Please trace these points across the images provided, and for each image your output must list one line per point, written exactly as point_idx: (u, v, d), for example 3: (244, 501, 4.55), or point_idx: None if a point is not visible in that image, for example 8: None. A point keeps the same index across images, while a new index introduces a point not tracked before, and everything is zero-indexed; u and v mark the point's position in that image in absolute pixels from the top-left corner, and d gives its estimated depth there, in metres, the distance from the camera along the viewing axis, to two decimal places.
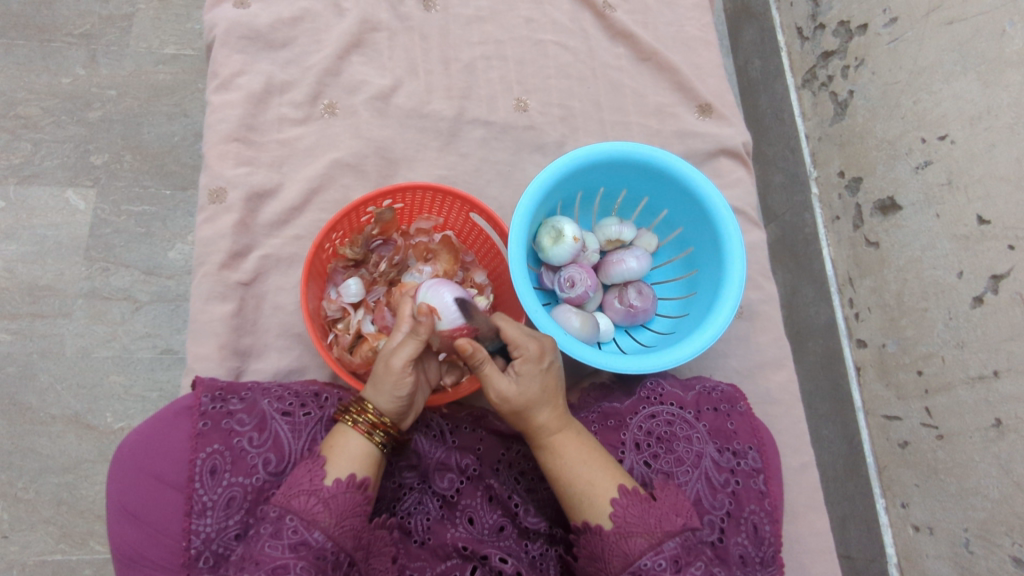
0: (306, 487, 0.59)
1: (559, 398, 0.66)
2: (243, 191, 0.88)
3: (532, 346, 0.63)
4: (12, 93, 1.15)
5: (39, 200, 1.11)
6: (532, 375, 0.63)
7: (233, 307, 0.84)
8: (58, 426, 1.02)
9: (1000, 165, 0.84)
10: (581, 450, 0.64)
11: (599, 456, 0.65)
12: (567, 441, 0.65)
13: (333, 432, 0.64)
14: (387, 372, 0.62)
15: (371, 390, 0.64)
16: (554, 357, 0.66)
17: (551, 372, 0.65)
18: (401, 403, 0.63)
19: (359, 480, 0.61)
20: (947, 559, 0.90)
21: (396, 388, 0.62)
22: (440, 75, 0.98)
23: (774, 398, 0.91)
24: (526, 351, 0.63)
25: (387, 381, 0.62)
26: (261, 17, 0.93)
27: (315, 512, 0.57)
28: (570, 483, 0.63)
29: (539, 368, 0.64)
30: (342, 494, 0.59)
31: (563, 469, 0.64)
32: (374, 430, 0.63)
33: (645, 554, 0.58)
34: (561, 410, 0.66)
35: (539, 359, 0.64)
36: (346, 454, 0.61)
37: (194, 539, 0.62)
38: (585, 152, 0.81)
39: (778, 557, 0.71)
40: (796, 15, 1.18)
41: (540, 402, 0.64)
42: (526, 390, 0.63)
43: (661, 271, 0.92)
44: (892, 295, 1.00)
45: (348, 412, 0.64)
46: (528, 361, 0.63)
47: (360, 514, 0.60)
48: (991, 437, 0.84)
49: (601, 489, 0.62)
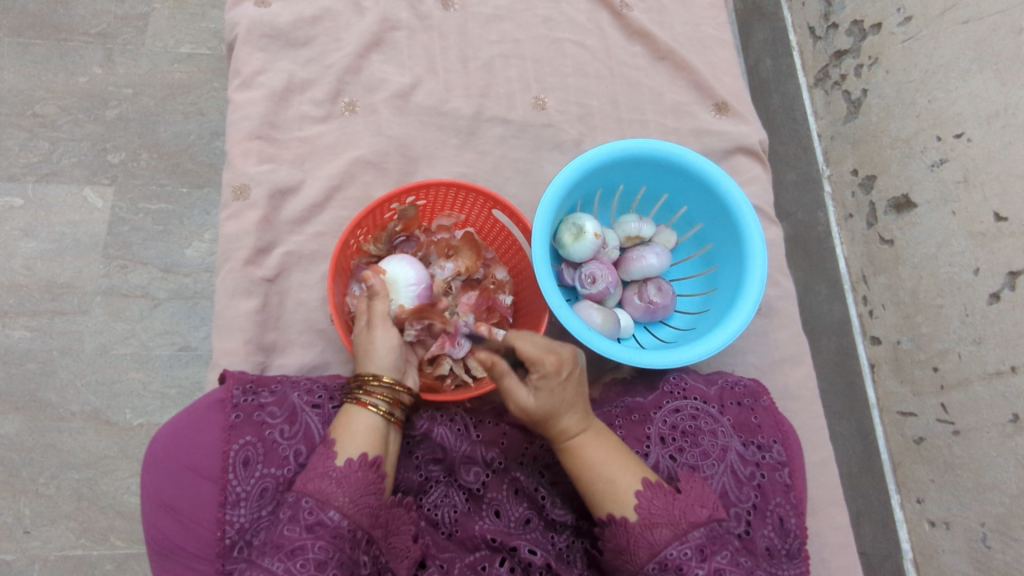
0: (320, 470, 0.59)
1: (582, 402, 0.65)
2: (266, 188, 0.88)
3: (550, 361, 0.61)
4: (30, 92, 1.16)
5: (58, 198, 1.12)
6: (551, 391, 0.62)
7: (257, 303, 0.85)
8: (78, 423, 1.02)
9: (1017, 162, 0.84)
10: (604, 450, 0.65)
11: (621, 455, 0.65)
12: (589, 442, 0.65)
13: (342, 413, 0.65)
14: (373, 329, 0.68)
15: (362, 362, 0.67)
16: (574, 367, 0.63)
17: (571, 383, 0.63)
18: (396, 353, 0.67)
19: (371, 459, 0.61)
20: (964, 554, 0.91)
21: (387, 341, 0.67)
22: (459, 74, 0.99)
23: (792, 393, 0.92)
24: (545, 368, 0.61)
25: (377, 336, 0.67)
26: (282, 16, 0.94)
27: (329, 492, 0.58)
28: (591, 482, 0.64)
29: (556, 382, 0.62)
30: (354, 473, 0.59)
31: (583, 468, 0.64)
32: (380, 398, 0.65)
33: (671, 543, 0.59)
34: (583, 413, 0.65)
35: (558, 373, 0.62)
36: (352, 432, 0.62)
37: (229, 529, 0.62)
38: (608, 149, 0.82)
39: (804, 550, 0.71)
40: (809, 14, 1.19)
41: (562, 411, 0.63)
42: (545, 404, 0.63)
43: (680, 268, 0.93)
44: (907, 291, 1.01)
45: (352, 393, 0.65)
46: (546, 378, 0.62)
47: (375, 493, 0.60)
48: (1008, 433, 0.85)
49: (623, 486, 0.63)
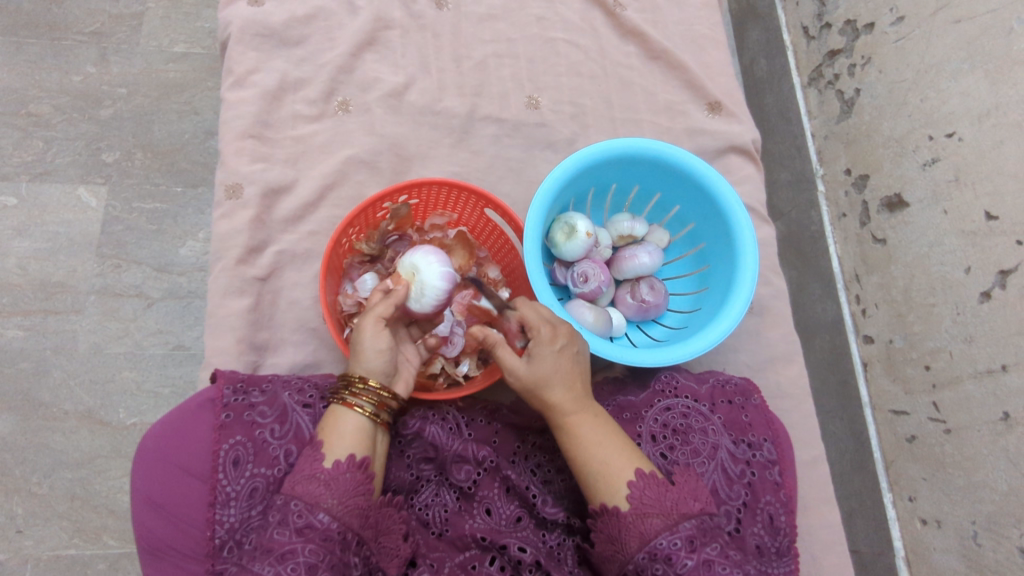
0: (307, 472, 0.59)
1: (574, 380, 0.67)
2: (259, 187, 0.88)
3: (545, 328, 0.67)
4: (24, 91, 1.16)
5: (51, 198, 1.12)
6: (544, 356, 0.66)
7: (250, 302, 0.84)
8: (71, 422, 1.02)
9: (1008, 162, 0.85)
10: (597, 431, 0.65)
11: (616, 440, 0.65)
12: (582, 422, 0.66)
13: (326, 417, 0.65)
14: (363, 328, 0.67)
15: (352, 362, 0.66)
16: (570, 344, 0.68)
17: (564, 355, 0.67)
18: (384, 354, 0.66)
19: (359, 460, 0.61)
20: (955, 552, 0.91)
21: (376, 339, 0.66)
22: (452, 73, 0.99)
23: (785, 392, 0.92)
24: (538, 333, 0.67)
25: (366, 334, 0.66)
26: (275, 16, 0.94)
27: (318, 494, 0.58)
28: (586, 463, 0.64)
29: (548, 349, 0.66)
30: (342, 475, 0.59)
31: (579, 450, 0.65)
32: (365, 401, 0.64)
33: (661, 534, 0.59)
34: (577, 393, 0.67)
35: (550, 341, 0.67)
36: (338, 433, 0.62)
37: (219, 528, 0.62)
38: (598, 148, 0.82)
39: (794, 549, 0.71)
40: (802, 14, 1.19)
41: (551, 381, 0.66)
42: (536, 370, 0.66)
43: (672, 267, 0.93)
44: (899, 290, 1.01)
45: (337, 394, 0.65)
46: (541, 343, 0.66)
47: (364, 493, 0.60)
48: (999, 431, 0.85)
49: (616, 468, 0.63)
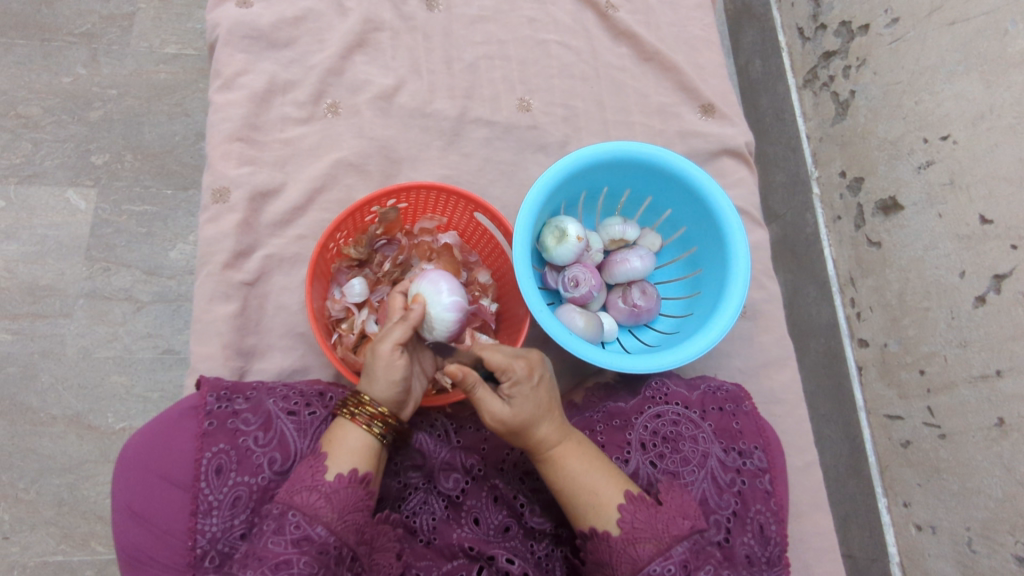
0: (308, 483, 0.58)
1: (552, 413, 0.65)
2: (247, 190, 0.87)
3: (518, 367, 0.63)
4: (13, 92, 1.15)
5: (40, 200, 1.11)
6: (524, 397, 0.63)
7: (236, 307, 0.84)
8: (59, 427, 1.01)
9: (1002, 165, 0.84)
10: (583, 460, 0.64)
11: (602, 463, 0.65)
12: (569, 452, 0.65)
13: (333, 426, 0.64)
14: (377, 355, 0.63)
15: (366, 382, 0.64)
16: (543, 372, 0.65)
17: (540, 390, 0.64)
18: (398, 386, 0.63)
19: (361, 475, 0.60)
20: (949, 559, 0.91)
21: (390, 371, 0.63)
22: (443, 75, 0.98)
23: (778, 398, 0.91)
24: (514, 374, 0.63)
25: (379, 362, 0.63)
26: (263, 17, 0.93)
27: (317, 507, 0.57)
28: (575, 493, 0.63)
29: (528, 388, 0.63)
30: (344, 489, 0.59)
31: (567, 480, 0.64)
32: (373, 421, 0.62)
33: (654, 559, 0.58)
34: (559, 424, 0.65)
35: (528, 378, 0.63)
36: (346, 446, 0.61)
37: (200, 538, 0.62)
38: (588, 151, 0.81)
39: (784, 557, 0.71)
40: (797, 15, 1.18)
41: (537, 419, 0.63)
42: (521, 412, 0.63)
43: (665, 271, 0.92)
44: (894, 294, 1.00)
45: (347, 406, 0.63)
46: (518, 384, 0.63)
47: (362, 509, 0.59)
48: (993, 437, 0.84)
49: (606, 495, 0.62)
